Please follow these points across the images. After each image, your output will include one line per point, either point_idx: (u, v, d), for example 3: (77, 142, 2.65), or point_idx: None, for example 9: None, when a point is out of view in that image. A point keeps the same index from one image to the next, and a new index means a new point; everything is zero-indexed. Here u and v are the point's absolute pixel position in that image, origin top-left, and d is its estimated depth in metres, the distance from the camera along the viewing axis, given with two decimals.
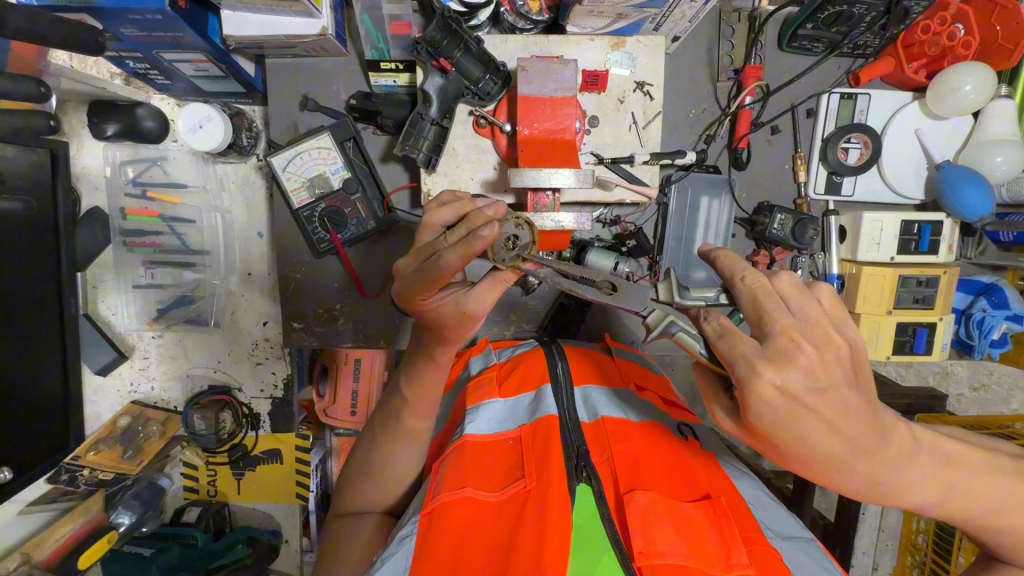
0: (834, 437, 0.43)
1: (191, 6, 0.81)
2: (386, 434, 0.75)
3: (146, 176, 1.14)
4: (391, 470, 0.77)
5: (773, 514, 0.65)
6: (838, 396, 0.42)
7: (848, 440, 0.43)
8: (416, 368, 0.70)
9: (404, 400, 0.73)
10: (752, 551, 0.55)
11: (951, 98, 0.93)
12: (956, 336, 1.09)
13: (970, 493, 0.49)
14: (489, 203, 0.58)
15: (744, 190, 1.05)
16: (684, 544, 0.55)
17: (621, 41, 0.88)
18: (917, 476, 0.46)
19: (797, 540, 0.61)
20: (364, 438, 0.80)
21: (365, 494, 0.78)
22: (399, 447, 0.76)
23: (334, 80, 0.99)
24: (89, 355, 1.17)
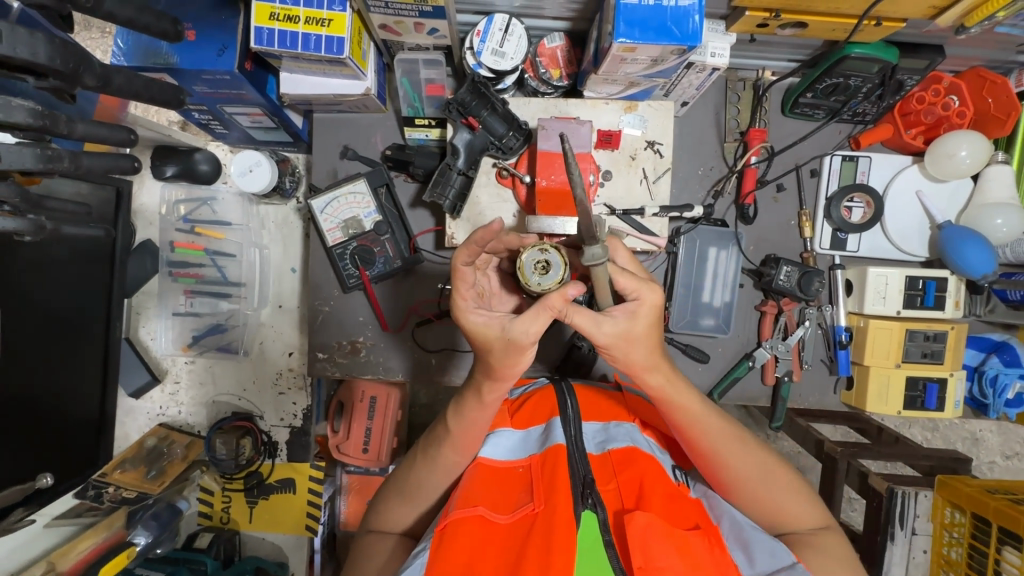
0: (637, 359, 0.65)
1: (255, 68, 0.92)
2: (424, 457, 0.79)
3: (196, 213, 1.24)
4: (424, 494, 0.80)
5: (766, 549, 0.64)
6: (643, 328, 0.63)
7: (642, 358, 0.65)
8: (462, 399, 0.72)
9: (448, 430, 0.75)
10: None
11: (947, 162, 0.99)
12: (969, 394, 1.09)
13: (726, 444, 0.71)
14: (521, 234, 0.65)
15: (751, 244, 1.10)
16: (681, 562, 0.58)
17: (634, 105, 0.97)
18: (687, 413, 0.70)
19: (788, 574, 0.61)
20: (404, 459, 0.84)
21: (394, 514, 0.81)
22: (432, 474, 0.78)
23: (373, 133, 1.09)
24: (125, 378, 1.26)
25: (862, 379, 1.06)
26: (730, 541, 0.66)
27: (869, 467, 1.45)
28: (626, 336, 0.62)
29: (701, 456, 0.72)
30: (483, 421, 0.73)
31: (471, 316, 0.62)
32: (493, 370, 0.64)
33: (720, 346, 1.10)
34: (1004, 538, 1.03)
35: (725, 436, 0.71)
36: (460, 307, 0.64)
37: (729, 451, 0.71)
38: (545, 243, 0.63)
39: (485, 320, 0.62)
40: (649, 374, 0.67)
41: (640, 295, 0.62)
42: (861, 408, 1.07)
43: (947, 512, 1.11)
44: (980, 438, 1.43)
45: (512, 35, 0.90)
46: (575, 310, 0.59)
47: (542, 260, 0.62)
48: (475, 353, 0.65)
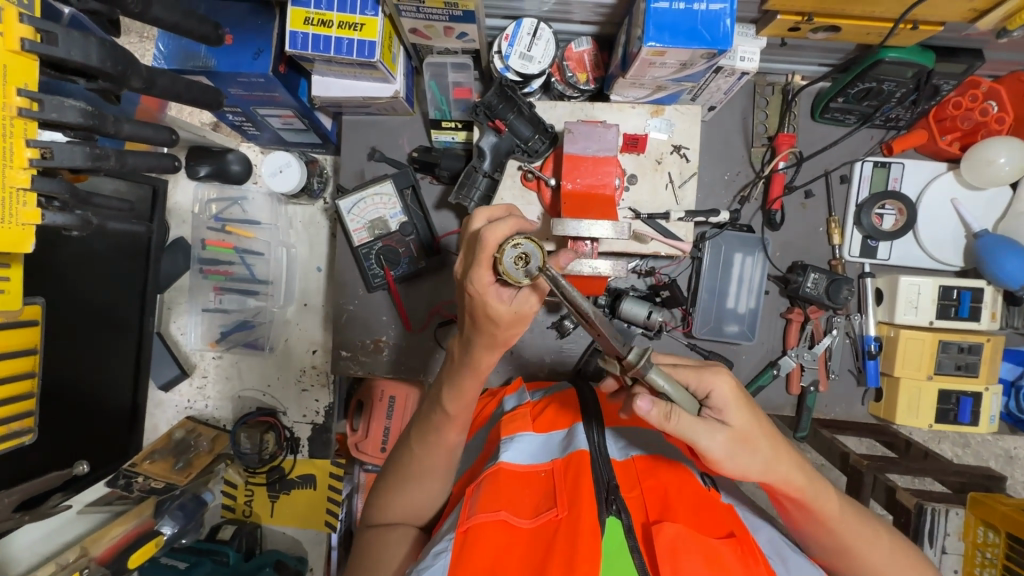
0: (759, 468, 0.63)
1: (289, 71, 0.95)
2: (425, 447, 0.79)
3: (226, 212, 1.27)
4: (428, 483, 0.81)
5: (795, 567, 0.64)
6: (753, 439, 0.62)
7: (766, 464, 0.63)
8: (460, 380, 0.73)
9: (447, 415, 0.77)
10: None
11: (986, 168, 0.96)
12: (1005, 409, 1.06)
13: (847, 529, 0.69)
14: (490, 232, 0.60)
15: (777, 250, 1.08)
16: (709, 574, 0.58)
17: (660, 109, 0.96)
18: (815, 499, 0.67)
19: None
20: (399, 450, 0.84)
21: (398, 507, 0.81)
22: (434, 461, 0.80)
23: (400, 135, 1.11)
24: (156, 370, 1.30)
25: (892, 391, 1.04)
26: (770, 554, 0.66)
27: (896, 482, 1.41)
28: (737, 450, 0.61)
29: (821, 543, 0.71)
30: (473, 397, 0.76)
31: (492, 293, 0.62)
32: (496, 342, 0.67)
33: (744, 353, 1.09)
34: None
35: (848, 527, 0.69)
36: (481, 281, 0.61)
37: (861, 539, 0.69)
38: (516, 238, 0.59)
39: (504, 297, 0.62)
40: (781, 480, 0.64)
41: (717, 388, 0.61)
42: (891, 421, 1.04)
43: (980, 531, 1.08)
44: (1015, 455, 1.38)
45: (541, 39, 0.90)
46: (677, 414, 0.58)
47: (520, 255, 0.59)
48: (479, 325, 0.66)
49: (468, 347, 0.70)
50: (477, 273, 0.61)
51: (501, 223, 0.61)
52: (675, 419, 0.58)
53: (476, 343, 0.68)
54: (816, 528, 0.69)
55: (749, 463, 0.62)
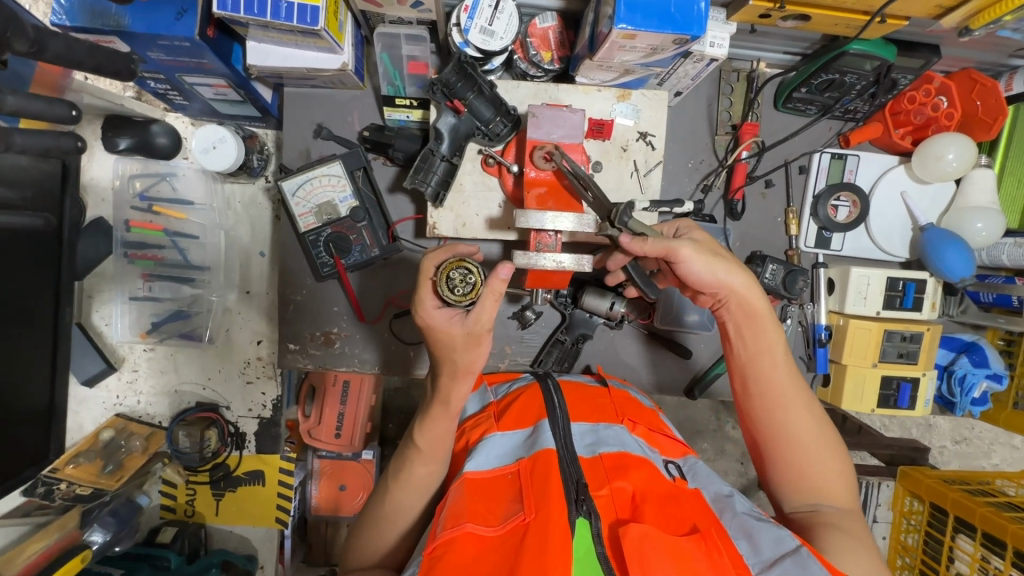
0: (720, 280, 0.74)
1: (218, 35, 0.84)
2: (398, 483, 0.76)
3: (153, 190, 1.15)
4: (404, 519, 0.77)
5: (761, 543, 0.65)
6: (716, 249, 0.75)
7: (730, 273, 0.74)
8: (428, 408, 0.74)
9: (418, 448, 0.75)
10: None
11: (935, 164, 0.98)
12: (938, 392, 1.12)
13: (787, 388, 0.76)
14: (437, 252, 0.70)
15: (737, 240, 1.09)
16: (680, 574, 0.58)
17: (627, 94, 0.93)
18: (768, 339, 0.77)
19: (782, 566, 0.61)
20: (374, 493, 0.80)
21: (367, 544, 0.77)
22: (405, 498, 0.76)
23: (348, 111, 1.02)
24: (78, 365, 1.17)
25: (839, 377, 1.08)
26: (735, 534, 0.67)
27: (835, 456, 1.51)
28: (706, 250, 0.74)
29: (768, 402, 0.77)
30: (443, 429, 0.75)
31: (438, 316, 0.67)
32: (458, 370, 0.70)
33: (703, 341, 1.10)
34: (960, 526, 1.06)
35: (786, 388, 0.77)
36: (427, 307, 0.68)
37: (797, 400, 0.76)
38: (461, 259, 0.69)
39: (452, 318, 0.67)
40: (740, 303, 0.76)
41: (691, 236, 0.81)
42: (837, 405, 1.09)
43: (907, 501, 1.18)
44: (933, 424, 1.49)
45: (503, 12, 0.84)
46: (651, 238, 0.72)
47: (464, 275, 0.69)
48: (438, 354, 0.69)
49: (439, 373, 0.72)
50: (423, 300, 0.68)
51: (448, 249, 0.71)
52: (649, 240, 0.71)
53: (441, 374, 0.71)
54: (756, 378, 0.78)
55: (709, 269, 0.73)
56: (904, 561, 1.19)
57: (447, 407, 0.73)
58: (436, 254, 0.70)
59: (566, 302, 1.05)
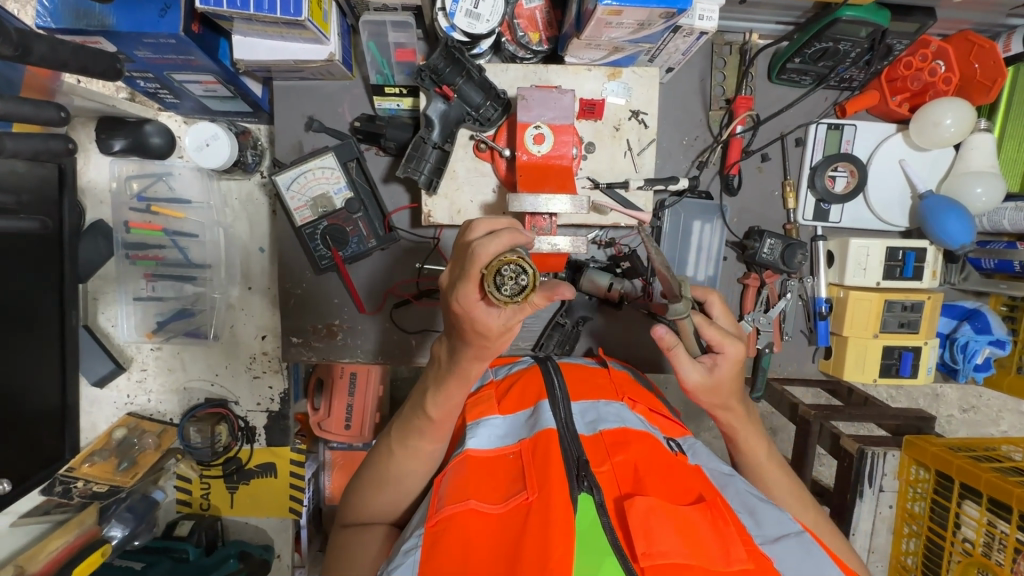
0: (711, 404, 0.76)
1: (203, 31, 0.84)
2: (405, 448, 0.76)
3: (151, 190, 1.16)
4: (409, 483, 0.78)
5: (764, 518, 0.66)
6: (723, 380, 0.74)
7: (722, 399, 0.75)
8: (444, 384, 0.71)
9: (430, 418, 0.73)
10: (751, 550, 0.60)
11: (932, 130, 0.97)
12: (941, 359, 1.12)
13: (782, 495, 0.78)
14: (497, 237, 0.56)
15: (734, 216, 1.08)
16: (684, 546, 0.58)
17: (617, 72, 0.92)
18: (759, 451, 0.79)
19: (787, 543, 0.62)
20: (377, 452, 0.80)
21: (368, 506, 0.78)
22: (411, 465, 0.77)
23: (338, 102, 1.01)
24: (87, 366, 1.19)
25: (840, 349, 1.08)
26: (738, 509, 0.68)
27: (841, 429, 1.51)
28: (712, 380, 0.74)
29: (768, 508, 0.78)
30: (457, 402, 0.72)
31: (479, 310, 0.58)
32: (484, 352, 0.65)
33: None
34: (965, 492, 1.08)
35: (783, 496, 0.78)
36: (467, 300, 0.58)
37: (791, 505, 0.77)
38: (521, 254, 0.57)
39: (493, 313, 0.59)
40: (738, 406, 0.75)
41: (724, 346, 0.74)
42: (839, 376, 1.09)
43: (912, 469, 1.17)
44: (940, 393, 1.49)
45: None
46: (676, 350, 0.72)
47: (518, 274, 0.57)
48: (467, 336, 0.62)
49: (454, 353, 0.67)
50: (466, 288, 0.57)
51: (509, 234, 0.58)
52: (672, 352, 0.73)
53: (463, 354, 0.66)
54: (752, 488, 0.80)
55: (712, 395, 0.75)
56: (911, 528, 1.20)
57: (463, 384, 0.71)
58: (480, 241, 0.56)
59: (565, 286, 1.05)
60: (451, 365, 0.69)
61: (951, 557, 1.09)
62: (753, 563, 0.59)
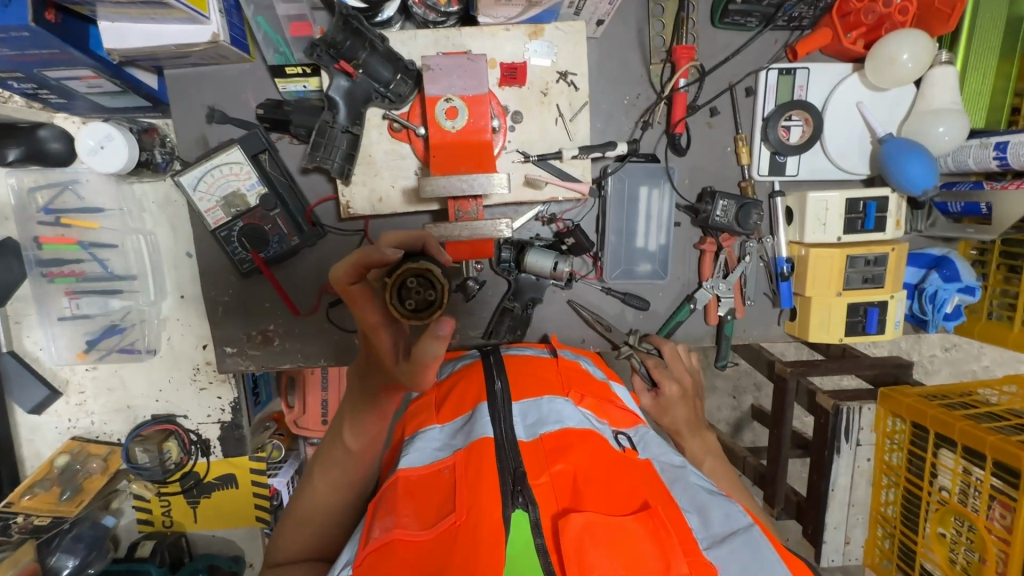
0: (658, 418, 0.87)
1: (62, 18, 0.74)
2: (329, 480, 0.71)
3: (58, 202, 1.07)
4: (341, 512, 0.71)
5: (714, 516, 0.62)
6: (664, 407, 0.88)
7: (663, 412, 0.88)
8: None
9: (351, 448, 0.70)
10: (693, 563, 0.55)
11: (889, 68, 0.89)
12: (910, 310, 1.07)
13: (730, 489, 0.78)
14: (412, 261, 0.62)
15: (685, 177, 1.01)
16: (621, 566, 0.54)
17: (539, 30, 0.83)
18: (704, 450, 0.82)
19: (733, 542, 0.58)
20: (301, 483, 0.74)
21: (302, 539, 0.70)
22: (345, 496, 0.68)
23: (240, 88, 0.92)
24: (20, 397, 1.13)
25: (804, 310, 1.02)
26: (687, 508, 0.64)
27: (820, 383, 1.48)
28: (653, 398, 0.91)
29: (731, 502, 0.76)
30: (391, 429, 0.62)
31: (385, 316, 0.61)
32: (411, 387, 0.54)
33: (660, 291, 1.04)
34: (940, 442, 1.04)
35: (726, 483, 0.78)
36: (368, 320, 0.60)
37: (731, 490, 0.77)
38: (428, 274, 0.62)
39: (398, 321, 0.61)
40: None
41: (662, 383, 0.90)
42: (804, 338, 1.04)
43: (889, 421, 1.14)
44: (924, 334, 1.46)
45: None
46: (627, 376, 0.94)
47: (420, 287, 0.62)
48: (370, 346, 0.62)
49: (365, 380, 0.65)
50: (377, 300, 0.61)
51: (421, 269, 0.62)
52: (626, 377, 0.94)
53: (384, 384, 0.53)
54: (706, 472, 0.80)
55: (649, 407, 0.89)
56: (889, 479, 1.16)
57: (381, 412, 0.67)
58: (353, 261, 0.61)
59: (509, 267, 0.96)
60: (363, 393, 0.66)
61: (928, 506, 1.06)
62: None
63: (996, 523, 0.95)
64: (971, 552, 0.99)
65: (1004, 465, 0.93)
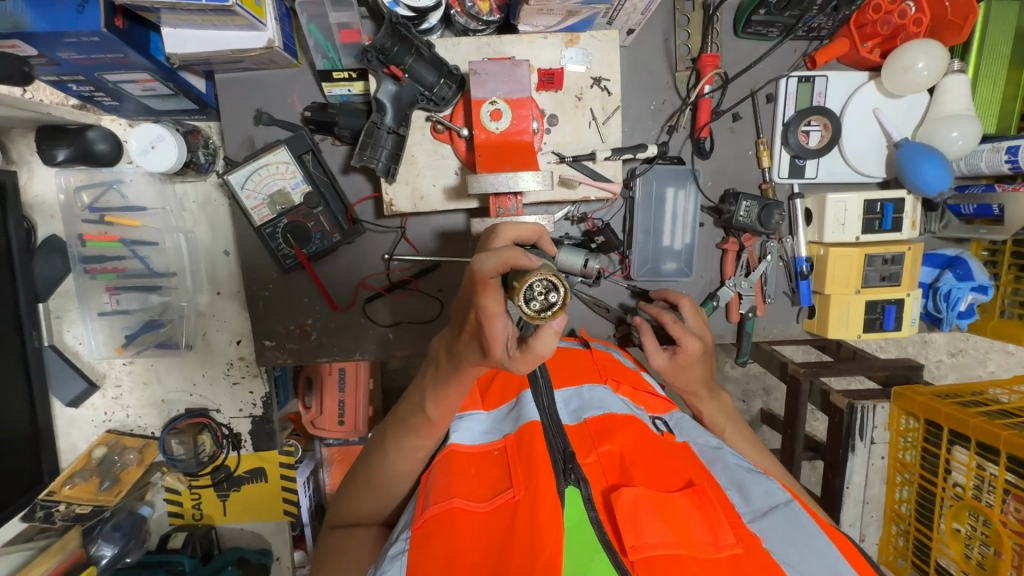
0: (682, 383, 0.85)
1: (129, 25, 0.78)
2: (400, 447, 0.73)
3: (103, 201, 1.10)
4: (399, 483, 0.77)
5: (754, 492, 0.65)
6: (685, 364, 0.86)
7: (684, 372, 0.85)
8: (444, 388, 0.66)
9: (427, 419, 0.70)
10: (740, 534, 0.59)
11: (904, 75, 0.94)
12: (924, 309, 1.11)
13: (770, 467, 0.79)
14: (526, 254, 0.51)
15: (709, 179, 1.05)
16: (671, 535, 0.58)
17: (575, 38, 0.88)
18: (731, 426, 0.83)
19: (775, 516, 0.61)
20: (372, 448, 0.78)
21: (361, 506, 0.77)
22: (406, 464, 0.75)
23: (287, 92, 0.96)
24: (59, 387, 1.15)
25: (823, 308, 1.06)
26: (726, 486, 0.67)
27: (832, 385, 1.52)
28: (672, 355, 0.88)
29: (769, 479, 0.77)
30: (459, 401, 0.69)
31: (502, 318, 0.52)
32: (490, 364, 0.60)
33: (683, 288, 1.08)
34: (955, 438, 1.07)
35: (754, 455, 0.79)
36: (490, 310, 0.52)
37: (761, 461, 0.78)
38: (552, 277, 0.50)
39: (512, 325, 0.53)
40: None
41: (684, 340, 0.87)
42: (824, 335, 1.07)
43: (903, 419, 1.16)
44: (929, 339, 1.49)
45: None
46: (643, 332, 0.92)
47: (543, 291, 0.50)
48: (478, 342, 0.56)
49: (455, 356, 0.62)
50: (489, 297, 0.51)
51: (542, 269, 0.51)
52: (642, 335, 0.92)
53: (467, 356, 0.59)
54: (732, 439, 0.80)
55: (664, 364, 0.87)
56: (903, 477, 1.18)
57: (461, 389, 0.66)
58: (498, 253, 0.51)
59: None
60: (450, 367, 0.64)
61: (942, 502, 1.08)
62: (742, 547, 0.58)
63: (1010, 516, 0.97)
64: (986, 546, 1.01)
65: (1017, 459, 0.96)
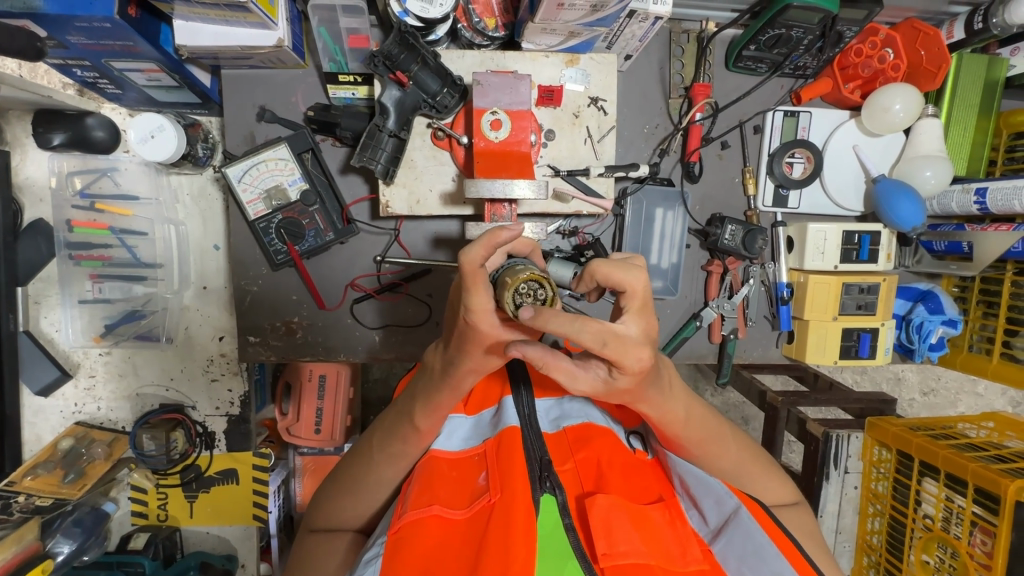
0: None
1: (142, 15, 0.80)
2: (388, 455, 0.72)
3: (95, 187, 1.09)
4: (380, 492, 0.74)
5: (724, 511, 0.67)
6: None
7: None
8: (437, 397, 0.65)
9: (416, 428, 0.69)
10: (705, 551, 0.62)
11: (883, 116, 0.99)
12: (899, 341, 1.15)
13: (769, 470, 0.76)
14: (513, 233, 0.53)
15: (697, 203, 1.09)
16: (642, 544, 0.59)
17: (575, 58, 0.91)
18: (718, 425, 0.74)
19: (731, 529, 0.62)
20: (356, 452, 0.75)
21: (342, 512, 0.75)
22: (388, 471, 0.73)
23: (292, 91, 0.98)
24: (29, 374, 1.12)
25: (803, 333, 1.09)
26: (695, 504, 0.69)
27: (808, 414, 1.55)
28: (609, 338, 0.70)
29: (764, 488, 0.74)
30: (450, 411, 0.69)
31: (486, 318, 0.53)
32: (482, 364, 0.60)
33: (668, 307, 1.10)
34: (924, 470, 1.08)
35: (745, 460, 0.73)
36: (479, 306, 0.53)
37: (756, 471, 0.74)
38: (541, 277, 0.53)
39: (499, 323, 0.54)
40: (682, 426, 0.65)
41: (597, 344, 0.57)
42: (802, 360, 1.10)
43: (875, 450, 1.16)
44: (903, 377, 1.53)
45: None
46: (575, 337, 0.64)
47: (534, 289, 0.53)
48: (468, 347, 0.57)
49: (451, 363, 0.62)
50: (476, 299, 0.52)
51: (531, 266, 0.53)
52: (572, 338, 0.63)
53: (464, 364, 0.60)
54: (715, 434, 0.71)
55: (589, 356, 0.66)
56: (875, 508, 1.18)
57: (455, 397, 0.66)
58: (482, 239, 0.51)
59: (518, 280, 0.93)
60: (445, 377, 0.63)
61: (912, 533, 1.09)
62: (708, 562, 0.61)
63: (977, 548, 0.98)
64: None
65: (983, 492, 0.98)
